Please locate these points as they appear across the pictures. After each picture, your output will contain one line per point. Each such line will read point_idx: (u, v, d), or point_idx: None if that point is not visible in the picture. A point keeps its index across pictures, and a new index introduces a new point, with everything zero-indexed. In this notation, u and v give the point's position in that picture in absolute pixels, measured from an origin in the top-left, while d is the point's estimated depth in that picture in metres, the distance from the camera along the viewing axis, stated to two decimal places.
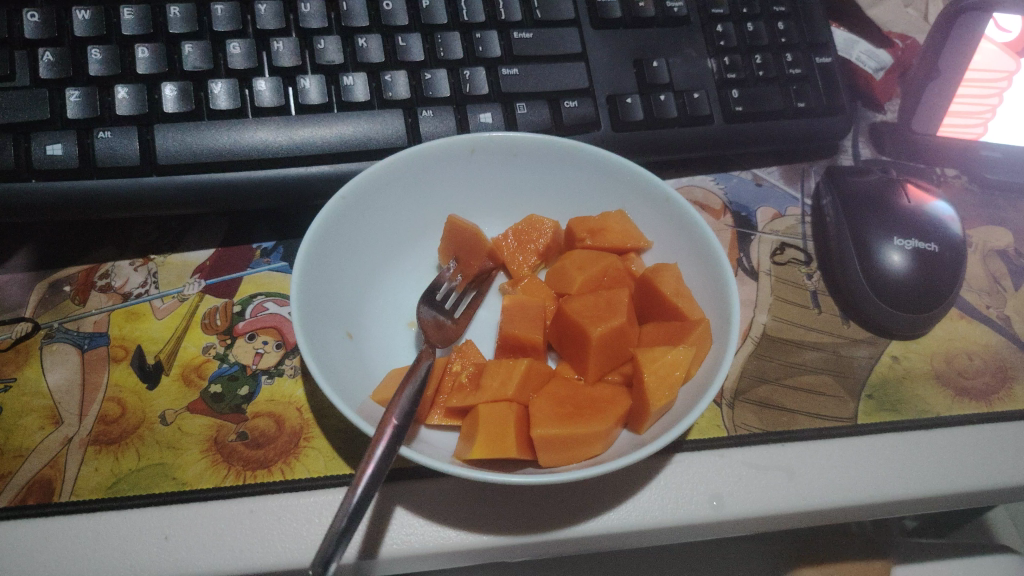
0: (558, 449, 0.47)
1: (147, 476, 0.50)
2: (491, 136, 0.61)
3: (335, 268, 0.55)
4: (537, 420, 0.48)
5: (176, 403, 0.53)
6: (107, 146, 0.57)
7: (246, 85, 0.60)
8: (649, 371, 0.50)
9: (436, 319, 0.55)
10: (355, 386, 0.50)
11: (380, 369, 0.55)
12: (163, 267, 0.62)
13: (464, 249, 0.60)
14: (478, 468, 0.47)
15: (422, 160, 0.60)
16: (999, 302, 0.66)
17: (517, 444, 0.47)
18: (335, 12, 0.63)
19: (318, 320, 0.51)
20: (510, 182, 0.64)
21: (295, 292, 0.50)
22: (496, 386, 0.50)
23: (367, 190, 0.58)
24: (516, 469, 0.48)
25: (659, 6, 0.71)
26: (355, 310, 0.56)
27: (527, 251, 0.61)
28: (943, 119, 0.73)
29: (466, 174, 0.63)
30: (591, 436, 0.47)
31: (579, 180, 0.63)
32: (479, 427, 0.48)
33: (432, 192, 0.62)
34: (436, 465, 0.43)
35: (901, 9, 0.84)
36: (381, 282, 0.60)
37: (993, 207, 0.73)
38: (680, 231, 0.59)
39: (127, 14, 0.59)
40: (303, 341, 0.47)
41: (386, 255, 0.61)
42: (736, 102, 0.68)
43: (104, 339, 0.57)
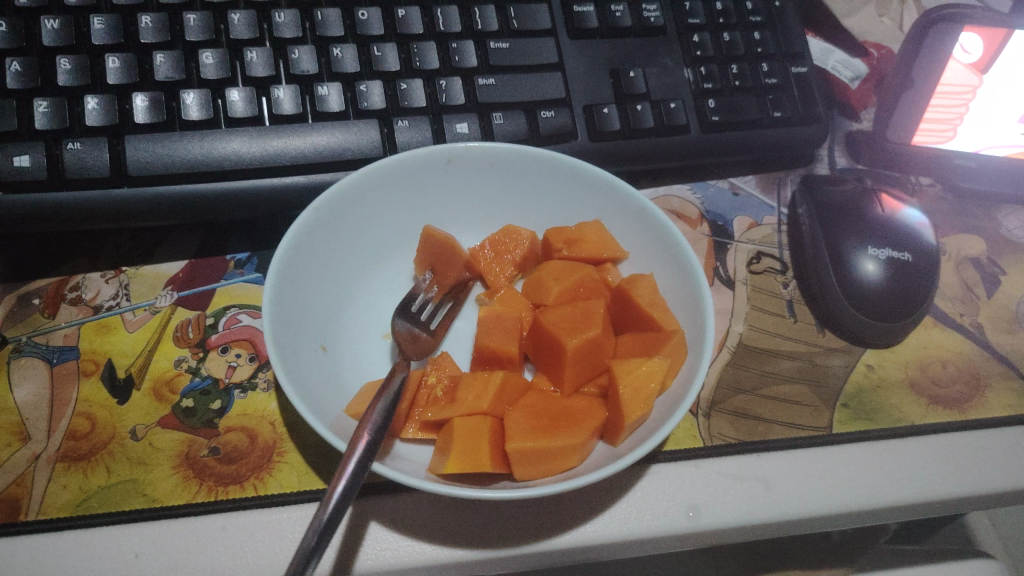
0: (534, 462, 0.47)
1: (117, 493, 0.49)
2: (467, 146, 0.60)
3: (310, 279, 0.55)
4: (513, 433, 0.48)
5: (147, 418, 0.53)
6: (76, 157, 0.56)
7: (219, 96, 0.59)
8: (624, 383, 0.50)
9: (411, 331, 0.55)
10: (328, 400, 0.50)
11: (355, 382, 0.54)
12: (136, 279, 0.61)
13: (440, 260, 0.60)
14: (453, 483, 0.47)
15: (398, 171, 0.60)
16: (973, 310, 0.66)
17: (491, 457, 0.47)
18: (310, 21, 0.62)
19: (291, 333, 0.50)
20: (487, 192, 0.64)
21: (267, 304, 0.49)
22: (472, 399, 0.50)
23: (341, 201, 0.57)
24: (491, 483, 0.48)
25: (635, 16, 0.71)
26: (329, 323, 0.56)
27: (504, 261, 0.61)
28: (916, 126, 0.73)
29: (443, 185, 0.63)
30: (567, 448, 0.47)
31: (555, 190, 0.63)
32: (454, 440, 0.48)
33: (409, 202, 0.62)
34: (408, 480, 0.43)
35: (876, 18, 0.85)
36: (357, 293, 0.60)
37: (966, 215, 0.74)
38: (655, 242, 0.59)
39: (97, 23, 0.58)
40: (275, 355, 0.47)
41: (361, 267, 0.60)
42: (713, 111, 0.68)
43: (75, 352, 0.56)
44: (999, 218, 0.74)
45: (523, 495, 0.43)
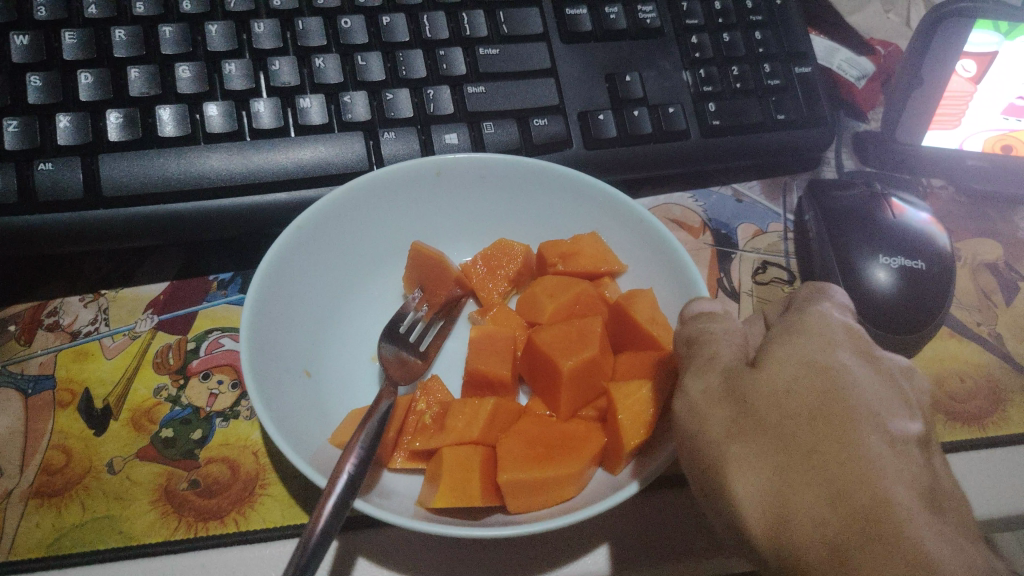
0: (528, 494, 0.44)
1: (92, 531, 0.47)
2: (456, 157, 0.58)
3: (291, 301, 0.53)
4: (505, 462, 0.45)
5: (125, 450, 0.50)
6: (49, 177, 0.54)
7: (197, 110, 0.57)
8: (622, 407, 0.47)
9: (399, 355, 0.53)
10: (311, 430, 0.48)
11: (341, 409, 0.52)
12: (115, 302, 0.59)
13: (430, 277, 0.58)
14: (442, 517, 0.44)
15: (384, 184, 0.57)
16: (990, 318, 0.63)
17: (482, 490, 0.45)
18: (290, 31, 0.60)
19: (270, 360, 0.48)
20: (480, 206, 0.62)
21: (245, 330, 0.47)
22: (462, 426, 0.48)
23: (326, 219, 0.55)
24: (483, 516, 0.45)
25: (631, 17, 0.68)
26: (313, 347, 0.53)
27: (497, 278, 0.59)
28: (925, 124, 0.70)
29: (432, 197, 0.60)
30: (563, 478, 0.44)
31: (549, 200, 0.60)
32: (443, 470, 0.45)
33: (398, 217, 0.60)
34: (391, 518, 0.40)
35: (883, 15, 0.82)
36: (343, 313, 0.57)
37: (981, 217, 0.71)
38: (655, 254, 0.57)
39: (69, 38, 0.56)
40: (252, 385, 0.44)
41: (347, 286, 0.58)
42: (713, 115, 0.66)
43: (51, 381, 0.54)
44: (1015, 220, 0.71)
45: (517, 532, 0.40)
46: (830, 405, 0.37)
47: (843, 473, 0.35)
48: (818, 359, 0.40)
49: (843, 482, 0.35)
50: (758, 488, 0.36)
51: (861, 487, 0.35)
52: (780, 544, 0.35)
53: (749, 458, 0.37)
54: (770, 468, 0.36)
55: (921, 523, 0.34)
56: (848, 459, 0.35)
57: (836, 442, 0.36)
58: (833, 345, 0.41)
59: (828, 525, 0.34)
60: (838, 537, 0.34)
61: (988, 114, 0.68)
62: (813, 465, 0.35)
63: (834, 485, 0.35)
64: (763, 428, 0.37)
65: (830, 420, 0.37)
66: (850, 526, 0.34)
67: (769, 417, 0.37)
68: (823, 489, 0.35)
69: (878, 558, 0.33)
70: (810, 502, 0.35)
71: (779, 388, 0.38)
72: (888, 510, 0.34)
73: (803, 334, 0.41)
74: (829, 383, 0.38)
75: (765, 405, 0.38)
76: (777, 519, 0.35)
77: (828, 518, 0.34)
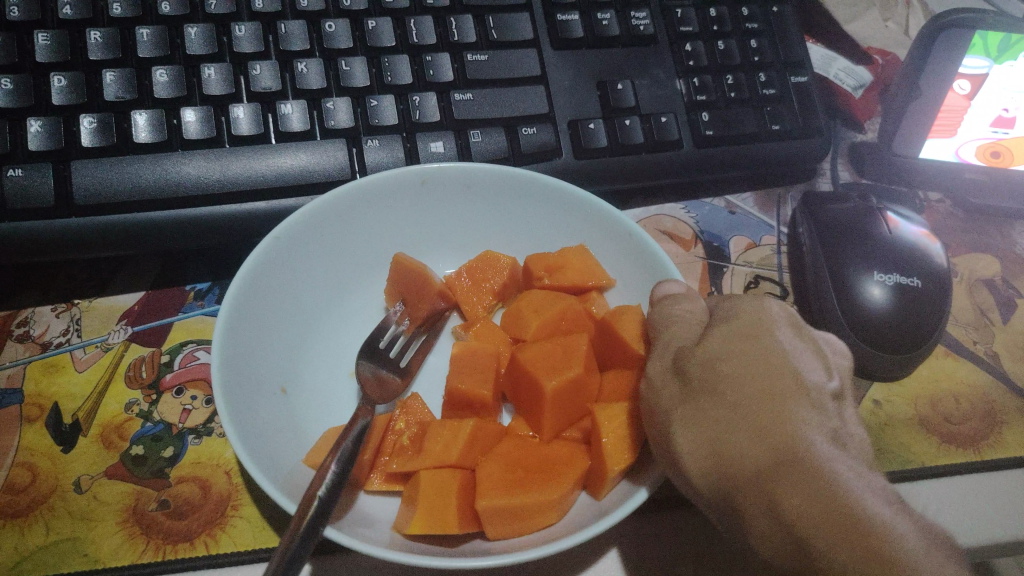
0: (506, 520, 0.43)
1: (56, 553, 0.45)
2: (441, 167, 0.56)
3: (267, 313, 0.51)
4: (484, 487, 0.44)
5: (93, 468, 0.49)
6: (18, 184, 0.52)
7: (174, 116, 0.55)
8: (607, 430, 0.46)
9: (377, 372, 0.51)
10: (285, 450, 0.46)
11: (316, 427, 0.51)
12: (88, 312, 0.57)
13: (411, 289, 0.56)
14: (417, 545, 0.42)
15: (366, 193, 0.55)
16: (987, 337, 0.62)
17: (459, 516, 0.43)
18: (272, 35, 0.58)
19: (243, 378, 0.46)
20: (466, 217, 0.60)
21: (216, 344, 0.45)
22: (439, 450, 0.46)
23: (305, 229, 0.53)
24: (460, 543, 0.44)
25: (624, 24, 0.66)
26: (290, 362, 0.52)
27: (482, 291, 0.57)
28: (921, 137, 0.68)
29: (417, 207, 0.59)
30: (543, 504, 0.43)
31: (537, 211, 0.59)
32: (419, 496, 0.44)
33: (381, 227, 0.59)
34: (363, 546, 0.39)
35: (881, 23, 0.80)
36: (322, 325, 0.56)
37: (978, 232, 0.70)
38: (644, 271, 0.55)
39: (42, 40, 0.54)
40: (220, 401, 0.43)
41: (327, 299, 0.57)
42: (707, 125, 0.64)
43: (18, 395, 0.52)
44: (1013, 235, 0.70)
45: (494, 562, 0.39)
46: (765, 366, 0.38)
47: (773, 422, 0.36)
48: (756, 328, 0.40)
49: (772, 428, 0.36)
50: (698, 441, 0.37)
51: (786, 434, 0.35)
52: (722, 491, 0.36)
53: (688, 419, 0.38)
54: (709, 423, 0.37)
55: (842, 464, 0.36)
56: (779, 409, 0.36)
57: (768, 396, 0.37)
58: (772, 316, 0.41)
59: (753, 466, 0.35)
60: (768, 478, 0.35)
61: (978, 126, 0.67)
62: (746, 417, 0.36)
63: (764, 431, 0.36)
64: (703, 390, 0.38)
65: (764, 377, 0.38)
66: (779, 467, 0.35)
67: (708, 380, 0.38)
68: (753, 436, 0.36)
69: (803, 493, 0.34)
70: (742, 447, 0.36)
71: (718, 354, 0.39)
72: (814, 452, 0.35)
73: (746, 309, 0.42)
74: (765, 348, 0.39)
75: (705, 369, 0.39)
76: (716, 468, 0.36)
77: (757, 461, 0.35)
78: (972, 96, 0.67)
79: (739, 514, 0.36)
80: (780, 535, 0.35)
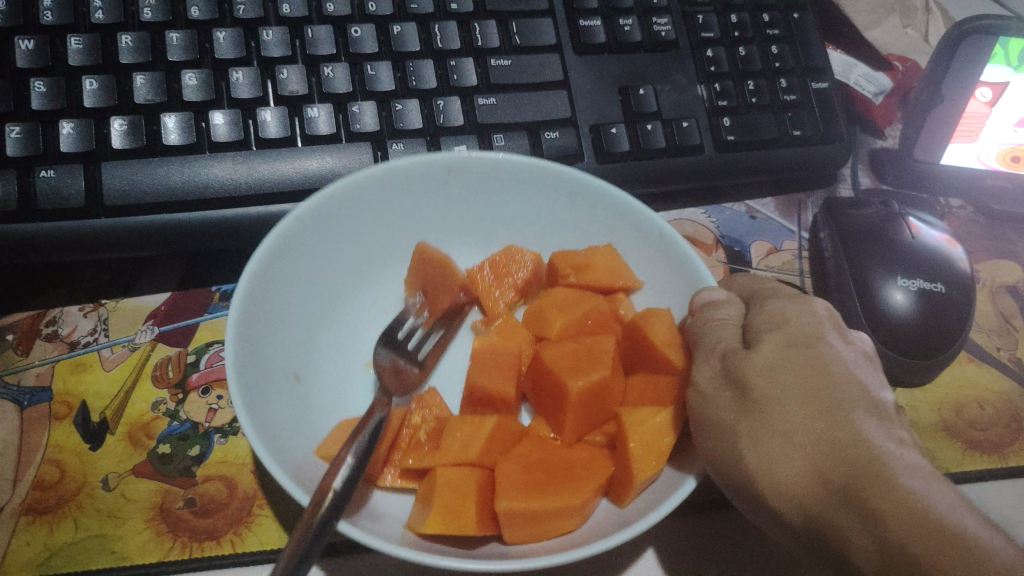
0: (524, 524, 0.43)
1: (84, 550, 0.45)
2: (468, 156, 0.56)
3: (286, 300, 0.51)
4: (502, 489, 0.44)
5: (120, 466, 0.49)
6: (50, 185, 0.53)
7: (202, 119, 0.56)
8: (635, 435, 0.46)
9: (396, 362, 0.51)
10: (296, 438, 0.47)
11: (325, 416, 0.52)
12: (115, 312, 0.57)
13: (432, 281, 0.57)
14: (431, 544, 0.42)
15: (394, 181, 0.56)
16: (1010, 344, 0.62)
17: (477, 520, 0.43)
18: (299, 39, 0.59)
19: (261, 362, 0.47)
20: (491, 211, 0.60)
21: (231, 319, 0.45)
22: (457, 448, 0.46)
23: (327, 214, 0.53)
24: (477, 546, 0.44)
25: (645, 29, 0.67)
26: (306, 351, 0.53)
27: (505, 286, 0.57)
28: (944, 143, 0.68)
29: (441, 199, 0.59)
30: (564, 510, 0.43)
31: (564, 206, 0.59)
32: (435, 494, 0.43)
33: (406, 218, 0.59)
34: (376, 543, 0.39)
35: (902, 29, 0.78)
36: (340, 314, 0.57)
37: (1002, 239, 0.69)
38: (675, 271, 0.55)
39: (75, 44, 0.55)
40: (232, 378, 0.43)
41: (348, 289, 0.58)
42: (728, 130, 0.64)
43: (47, 393, 0.52)
44: None
45: (511, 567, 0.39)
46: (823, 378, 0.40)
47: (842, 436, 0.37)
48: (806, 337, 0.42)
49: (846, 445, 0.37)
50: (768, 460, 0.38)
51: (861, 446, 0.37)
52: (800, 507, 0.38)
53: (754, 434, 0.39)
54: (778, 440, 0.38)
55: (917, 473, 0.36)
56: (846, 423, 0.38)
57: (831, 410, 0.38)
58: (819, 323, 0.43)
59: (836, 481, 0.37)
60: (852, 493, 0.36)
61: (1000, 129, 0.67)
62: (813, 433, 0.38)
63: (837, 446, 0.37)
64: (762, 404, 0.39)
65: (825, 390, 0.39)
66: (861, 482, 0.36)
67: (767, 392, 0.39)
68: (828, 454, 0.37)
69: (893, 506, 0.35)
70: (817, 464, 0.37)
71: (774, 364, 0.40)
72: (889, 464, 0.36)
73: (793, 315, 0.44)
74: (820, 358, 0.41)
75: (762, 381, 0.40)
76: (792, 487, 0.38)
77: (838, 478, 0.36)
78: (993, 102, 0.66)
79: (823, 530, 0.37)
80: (870, 548, 0.35)
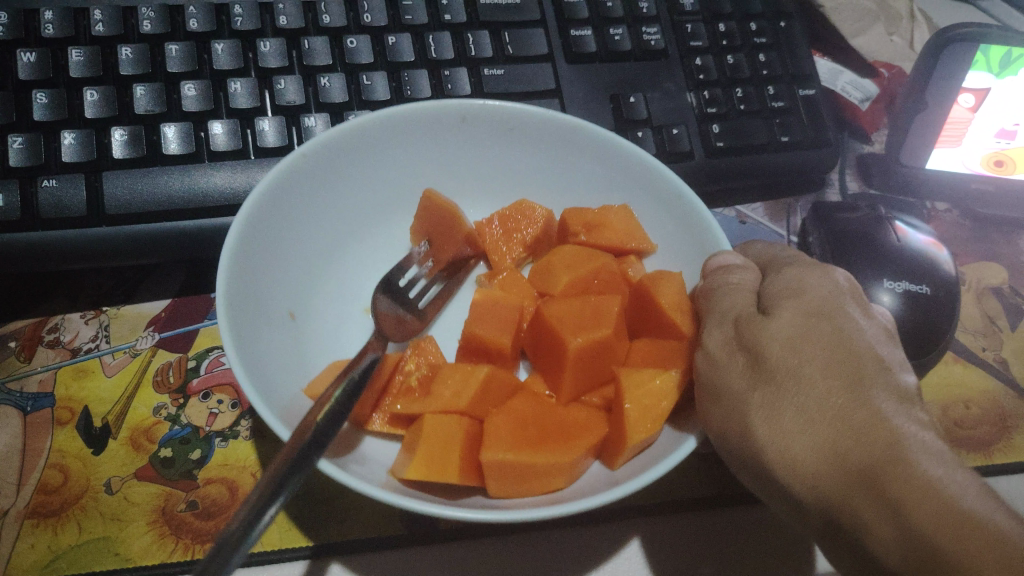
0: (509, 479, 0.43)
1: (88, 552, 0.46)
2: (483, 105, 0.58)
3: (284, 246, 0.52)
4: (491, 442, 0.44)
5: (122, 470, 0.50)
6: (52, 195, 0.54)
7: (201, 128, 0.57)
8: (633, 397, 0.46)
9: (396, 312, 0.53)
10: (288, 375, 0.48)
11: (317, 356, 0.53)
12: (116, 319, 0.58)
13: (438, 230, 0.58)
14: (412, 491, 0.43)
15: (407, 124, 0.57)
16: (995, 344, 0.63)
17: (461, 467, 0.44)
18: (296, 50, 0.60)
19: (256, 295, 0.48)
20: (506, 171, 0.62)
21: (229, 241, 0.47)
22: (450, 395, 0.47)
23: (327, 158, 0.55)
24: (460, 497, 0.44)
25: (635, 39, 0.68)
26: (304, 292, 0.54)
27: (512, 241, 0.59)
28: (928, 149, 0.70)
29: (456, 146, 0.60)
30: (551, 467, 0.43)
31: (579, 166, 0.60)
32: (422, 440, 0.44)
33: (419, 165, 0.60)
34: (356, 484, 0.39)
35: (886, 37, 0.79)
36: (341, 259, 0.58)
37: (987, 241, 0.71)
38: (688, 236, 0.56)
39: (76, 56, 0.56)
40: (223, 288, 0.44)
41: (349, 235, 0.59)
42: (717, 136, 0.66)
43: (49, 399, 0.53)
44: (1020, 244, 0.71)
45: (485, 518, 0.39)
46: (841, 352, 0.40)
47: (860, 413, 0.37)
48: (825, 308, 0.43)
49: (865, 424, 0.37)
50: (784, 435, 0.39)
51: (881, 427, 0.37)
52: (816, 490, 0.38)
53: (769, 408, 0.39)
54: (793, 414, 0.39)
55: (939, 458, 0.36)
56: (866, 401, 0.38)
57: (849, 385, 0.38)
58: (839, 297, 0.44)
59: (854, 463, 0.36)
60: (871, 477, 0.36)
61: (983, 137, 0.68)
62: (829, 408, 0.38)
63: (855, 425, 0.37)
64: (778, 374, 0.40)
65: (844, 364, 0.39)
66: (881, 468, 0.36)
67: (785, 362, 0.40)
68: (845, 433, 0.37)
69: (918, 494, 0.34)
70: (833, 442, 0.37)
71: (791, 333, 0.41)
72: (911, 447, 0.36)
73: (813, 285, 0.44)
74: (839, 330, 0.41)
75: (779, 351, 0.40)
76: (807, 466, 0.38)
77: (857, 460, 0.36)
78: (975, 108, 0.68)
79: (840, 515, 0.37)
80: (889, 534, 0.35)
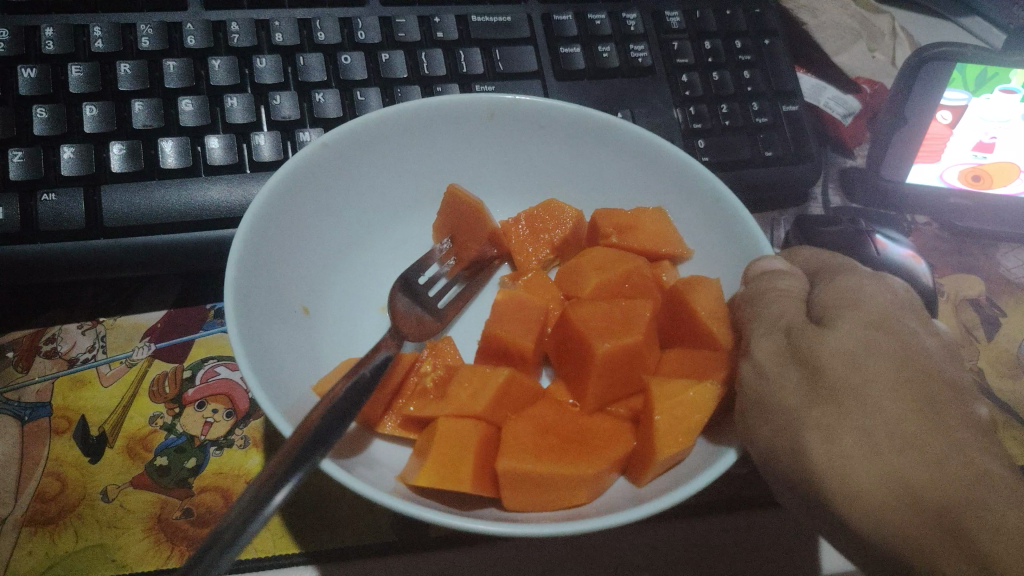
0: (526, 491, 0.44)
1: (84, 559, 0.47)
2: (514, 100, 0.60)
3: (294, 246, 0.53)
4: (508, 451, 0.45)
5: (119, 478, 0.51)
6: (51, 208, 0.55)
7: (198, 143, 0.59)
8: (665, 410, 0.46)
9: (415, 311, 0.55)
10: (299, 371, 0.49)
11: (331, 349, 0.54)
12: (112, 329, 0.59)
13: (463, 226, 0.60)
14: (420, 498, 0.44)
15: (424, 120, 0.59)
16: (972, 354, 0.65)
17: (472, 477, 0.44)
18: (291, 66, 0.62)
19: (272, 294, 0.50)
20: (536, 169, 0.64)
21: (240, 234, 0.48)
22: (465, 399, 0.48)
23: (335, 159, 0.56)
24: (476, 508, 0.46)
25: (623, 56, 0.70)
26: (318, 286, 0.55)
27: (540, 241, 0.60)
28: (909, 165, 0.72)
29: (485, 142, 0.62)
30: (572, 480, 0.44)
31: (610, 168, 0.62)
32: (433, 445, 0.45)
33: (447, 164, 0.62)
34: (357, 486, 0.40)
35: (869, 54, 0.81)
36: (357, 259, 0.59)
37: (964, 253, 0.73)
38: (722, 237, 0.58)
39: (76, 72, 0.58)
40: (233, 272, 0.46)
41: (363, 234, 0.60)
42: (703, 152, 0.67)
43: (47, 408, 0.54)
44: (997, 256, 0.73)
45: (505, 530, 0.39)
46: (908, 372, 0.39)
47: (934, 442, 0.37)
48: (884, 320, 0.42)
49: (941, 458, 0.36)
50: (844, 458, 0.37)
51: (958, 463, 0.36)
52: (879, 523, 0.36)
53: (830, 430, 0.38)
54: (856, 437, 0.37)
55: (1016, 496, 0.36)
56: (942, 432, 0.37)
57: (922, 410, 0.38)
58: (898, 311, 0.43)
59: (931, 498, 0.35)
60: (948, 516, 0.35)
61: (961, 151, 0.71)
62: (900, 434, 0.37)
63: (930, 457, 0.36)
64: (839, 391, 0.38)
65: (913, 386, 0.38)
66: (958, 506, 0.35)
67: (848, 381, 0.38)
68: (919, 464, 0.36)
69: (997, 536, 0.34)
70: (903, 471, 0.36)
71: (853, 348, 0.40)
72: (989, 487, 0.36)
73: (870, 293, 0.43)
74: (903, 348, 0.40)
75: (838, 365, 0.39)
76: (870, 497, 0.36)
77: (934, 496, 0.35)
78: (953, 125, 0.70)
79: (906, 552, 0.36)
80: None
